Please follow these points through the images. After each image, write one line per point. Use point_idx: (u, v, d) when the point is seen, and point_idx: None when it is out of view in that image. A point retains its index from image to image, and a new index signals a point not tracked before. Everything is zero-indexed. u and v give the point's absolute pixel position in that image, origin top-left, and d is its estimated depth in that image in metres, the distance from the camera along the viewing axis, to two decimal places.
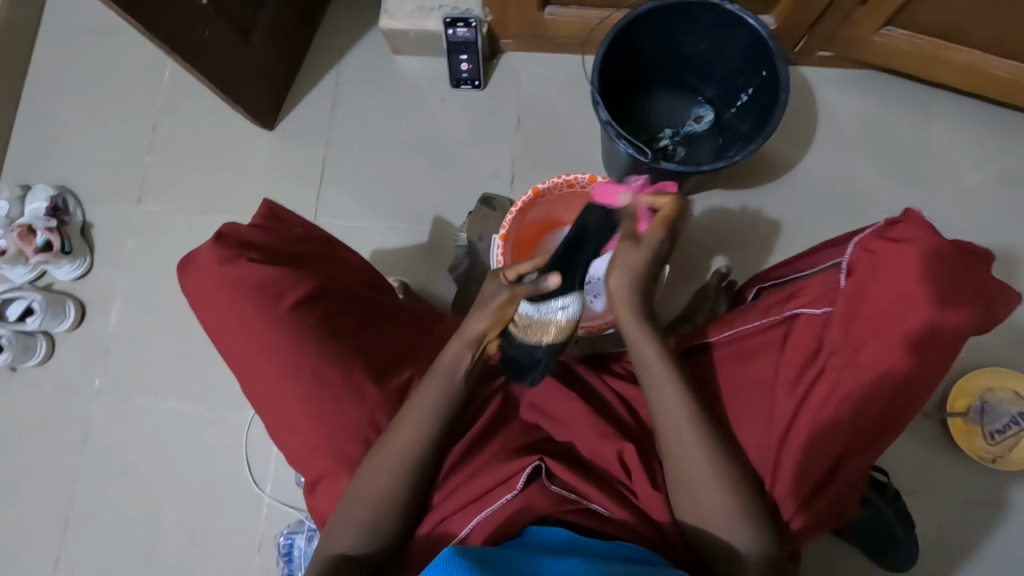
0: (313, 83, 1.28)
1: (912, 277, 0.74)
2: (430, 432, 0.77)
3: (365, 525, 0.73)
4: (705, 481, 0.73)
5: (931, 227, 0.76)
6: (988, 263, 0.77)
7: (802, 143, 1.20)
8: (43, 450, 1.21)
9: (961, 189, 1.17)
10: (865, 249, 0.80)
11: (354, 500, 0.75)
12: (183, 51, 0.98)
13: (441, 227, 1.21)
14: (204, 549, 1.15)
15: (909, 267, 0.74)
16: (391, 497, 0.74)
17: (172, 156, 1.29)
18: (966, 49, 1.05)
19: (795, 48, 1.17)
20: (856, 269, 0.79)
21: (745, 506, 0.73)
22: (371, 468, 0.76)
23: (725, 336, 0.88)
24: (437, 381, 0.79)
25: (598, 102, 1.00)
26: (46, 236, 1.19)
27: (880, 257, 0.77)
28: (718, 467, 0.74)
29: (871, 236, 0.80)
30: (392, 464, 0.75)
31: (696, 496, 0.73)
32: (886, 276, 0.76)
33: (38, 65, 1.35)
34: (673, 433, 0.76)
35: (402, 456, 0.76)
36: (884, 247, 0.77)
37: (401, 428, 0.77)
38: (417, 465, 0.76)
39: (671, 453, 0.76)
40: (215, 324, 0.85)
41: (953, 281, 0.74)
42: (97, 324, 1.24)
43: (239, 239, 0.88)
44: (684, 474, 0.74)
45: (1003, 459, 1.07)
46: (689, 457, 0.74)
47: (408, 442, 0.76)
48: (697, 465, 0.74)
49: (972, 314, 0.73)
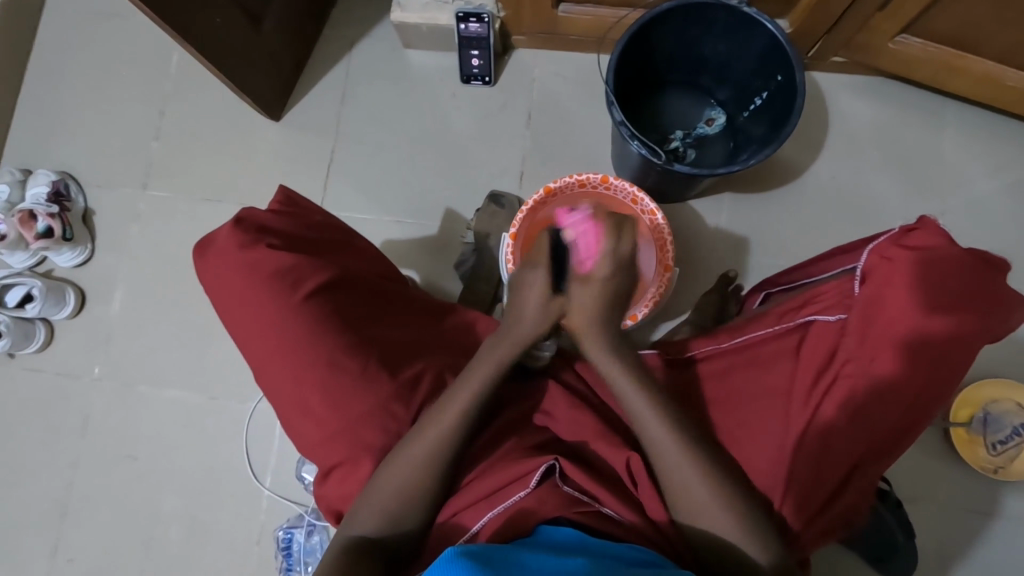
0: (321, 74, 1.26)
1: (922, 290, 0.75)
2: (464, 431, 0.77)
3: (392, 513, 0.73)
4: (705, 501, 0.73)
5: (947, 237, 0.78)
6: (1001, 273, 0.79)
7: (813, 148, 1.20)
8: (41, 436, 1.19)
9: (971, 198, 1.17)
10: (881, 256, 0.80)
11: (381, 487, 0.75)
12: (194, 38, 0.97)
13: (449, 223, 1.20)
14: (203, 541, 1.14)
15: (920, 276, 0.76)
16: (419, 489, 0.74)
17: (177, 144, 1.27)
18: (984, 60, 1.05)
19: (809, 52, 1.16)
20: (872, 277, 0.79)
21: (749, 527, 0.73)
22: (401, 456, 0.76)
23: (736, 343, 0.88)
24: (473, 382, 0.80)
25: (611, 102, 0.99)
26: (47, 222, 1.18)
27: (897, 266, 0.77)
28: (718, 492, 0.74)
29: (887, 243, 0.80)
30: (421, 457, 0.75)
31: (697, 517, 0.73)
32: (901, 283, 0.76)
33: (42, 46, 1.33)
34: (666, 462, 0.75)
35: (431, 449, 0.75)
36: (900, 254, 0.78)
37: (434, 422, 0.77)
38: (447, 459, 0.76)
39: (662, 464, 0.76)
40: (230, 309, 0.84)
41: (960, 291, 0.76)
42: (99, 312, 1.23)
43: (257, 224, 0.87)
44: (682, 497, 0.74)
45: (1004, 469, 1.08)
46: (687, 483, 0.74)
47: (437, 435, 0.76)
48: (696, 484, 0.74)
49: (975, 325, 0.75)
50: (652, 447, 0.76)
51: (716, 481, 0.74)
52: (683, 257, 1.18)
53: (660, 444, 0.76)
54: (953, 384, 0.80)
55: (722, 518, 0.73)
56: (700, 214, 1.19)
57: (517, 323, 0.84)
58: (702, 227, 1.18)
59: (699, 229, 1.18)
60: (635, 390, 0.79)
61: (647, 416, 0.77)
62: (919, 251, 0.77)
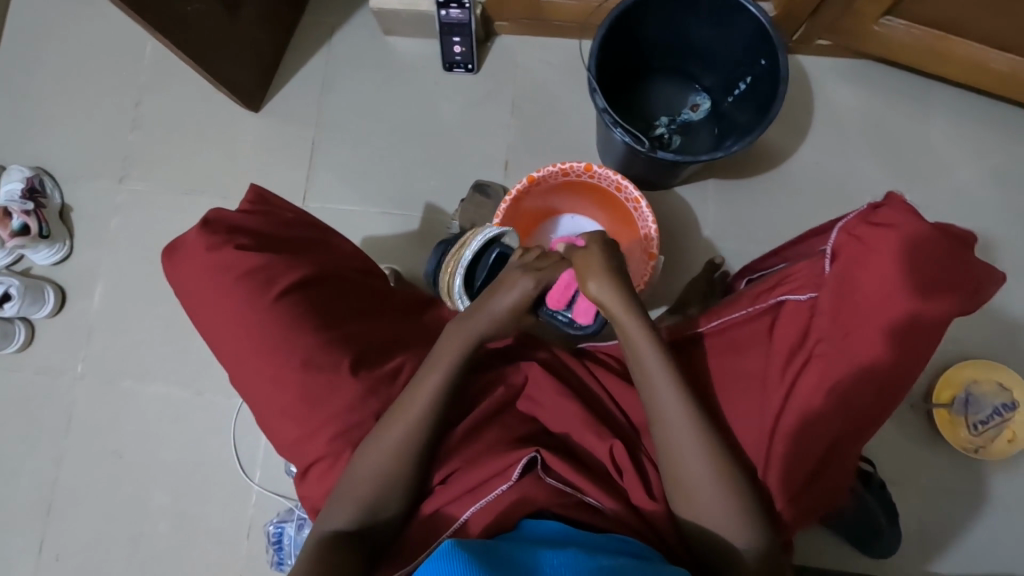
0: (302, 62, 1.24)
1: (892, 266, 0.74)
2: (436, 412, 0.77)
3: (363, 509, 0.73)
4: (709, 481, 0.73)
5: (912, 210, 0.76)
6: (971, 248, 0.77)
7: (797, 133, 1.20)
8: (24, 434, 1.18)
9: (953, 183, 1.18)
10: (850, 235, 0.80)
11: (352, 481, 0.75)
12: (169, 28, 0.94)
13: (433, 214, 1.19)
14: (191, 537, 1.14)
15: (894, 252, 0.75)
16: (395, 474, 0.74)
17: (154, 136, 1.25)
18: (967, 42, 1.04)
19: (794, 36, 1.15)
20: (842, 255, 0.79)
21: (744, 506, 0.73)
22: (373, 450, 0.76)
23: (714, 327, 0.90)
24: (439, 370, 0.79)
25: (595, 89, 0.97)
26: (23, 219, 1.15)
27: (866, 243, 0.77)
28: (721, 473, 0.73)
29: (855, 220, 0.80)
30: (395, 445, 0.75)
31: (696, 498, 0.73)
32: (870, 263, 0.76)
33: (12, 37, 1.29)
34: (675, 442, 0.75)
35: (406, 432, 0.75)
36: (869, 233, 0.77)
37: (401, 415, 0.77)
38: (424, 441, 0.76)
39: (669, 444, 0.75)
40: (202, 311, 0.83)
41: (935, 268, 0.74)
42: (79, 309, 1.21)
43: (227, 224, 0.85)
44: (683, 479, 0.74)
45: (985, 449, 1.09)
46: (690, 461, 0.74)
47: (412, 420, 0.76)
48: (700, 462, 0.73)
49: (954, 304, 0.73)
50: (663, 425, 0.76)
51: (720, 461, 0.74)
52: (667, 244, 1.18)
53: (670, 424, 0.76)
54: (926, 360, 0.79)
55: (724, 498, 0.72)
56: (685, 201, 1.19)
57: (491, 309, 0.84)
58: (687, 215, 1.18)
59: (684, 217, 1.18)
60: (655, 363, 0.78)
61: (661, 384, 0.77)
62: (887, 230, 0.76)
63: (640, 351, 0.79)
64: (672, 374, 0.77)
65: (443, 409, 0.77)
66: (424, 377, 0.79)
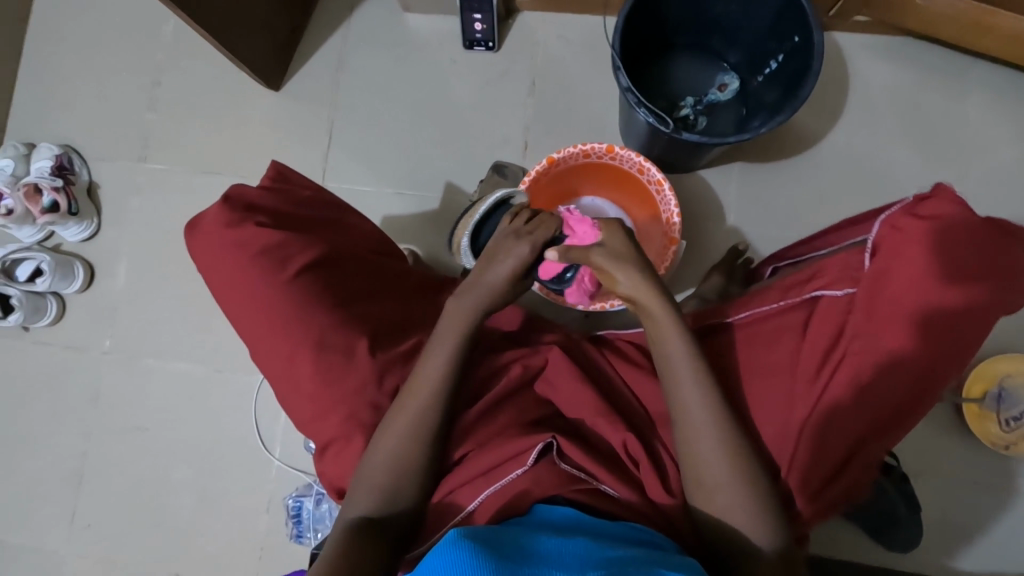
0: (321, 40, 1.23)
1: (936, 264, 0.72)
2: (447, 392, 0.78)
3: (381, 493, 0.73)
4: (727, 478, 0.71)
5: (962, 204, 0.74)
6: None
7: (829, 114, 1.15)
8: (56, 407, 1.23)
9: (995, 167, 1.12)
10: (891, 227, 0.77)
11: (373, 466, 0.75)
12: (184, 7, 0.94)
13: (451, 193, 1.18)
14: (215, 508, 1.17)
15: (933, 248, 0.73)
16: (408, 460, 0.75)
17: (176, 115, 1.26)
18: (1014, 16, 0.98)
19: (830, 10, 1.11)
20: (882, 249, 0.76)
21: (762, 502, 0.70)
22: (386, 435, 0.76)
23: (740, 319, 0.86)
24: (444, 350, 0.79)
25: (618, 67, 0.93)
26: (52, 197, 1.18)
27: (908, 236, 0.74)
28: (742, 476, 0.71)
29: (899, 212, 0.77)
30: (408, 431, 0.75)
31: (715, 497, 0.71)
32: (912, 256, 0.73)
33: (38, 17, 1.31)
34: (694, 430, 0.73)
35: (417, 415, 0.76)
36: (912, 225, 0.75)
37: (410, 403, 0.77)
38: (434, 423, 0.76)
39: (690, 445, 0.73)
40: (221, 288, 0.84)
41: (975, 263, 0.73)
42: (106, 286, 1.24)
43: (245, 202, 0.86)
44: (703, 480, 0.72)
45: (1016, 446, 1.05)
46: (711, 463, 0.71)
47: (422, 409, 0.76)
48: (720, 462, 0.71)
49: (991, 300, 0.72)
50: (688, 426, 0.73)
51: (739, 462, 0.71)
52: (690, 227, 1.15)
53: (693, 428, 0.73)
54: (972, 353, 0.77)
55: (743, 498, 0.70)
56: (709, 184, 1.15)
57: (467, 295, 0.82)
58: (711, 199, 1.15)
59: (708, 201, 1.15)
60: (684, 339, 0.76)
61: (684, 372, 0.75)
62: (934, 225, 0.73)
63: (670, 353, 0.76)
64: (701, 372, 0.75)
65: (449, 393, 0.78)
66: (430, 360, 0.79)
